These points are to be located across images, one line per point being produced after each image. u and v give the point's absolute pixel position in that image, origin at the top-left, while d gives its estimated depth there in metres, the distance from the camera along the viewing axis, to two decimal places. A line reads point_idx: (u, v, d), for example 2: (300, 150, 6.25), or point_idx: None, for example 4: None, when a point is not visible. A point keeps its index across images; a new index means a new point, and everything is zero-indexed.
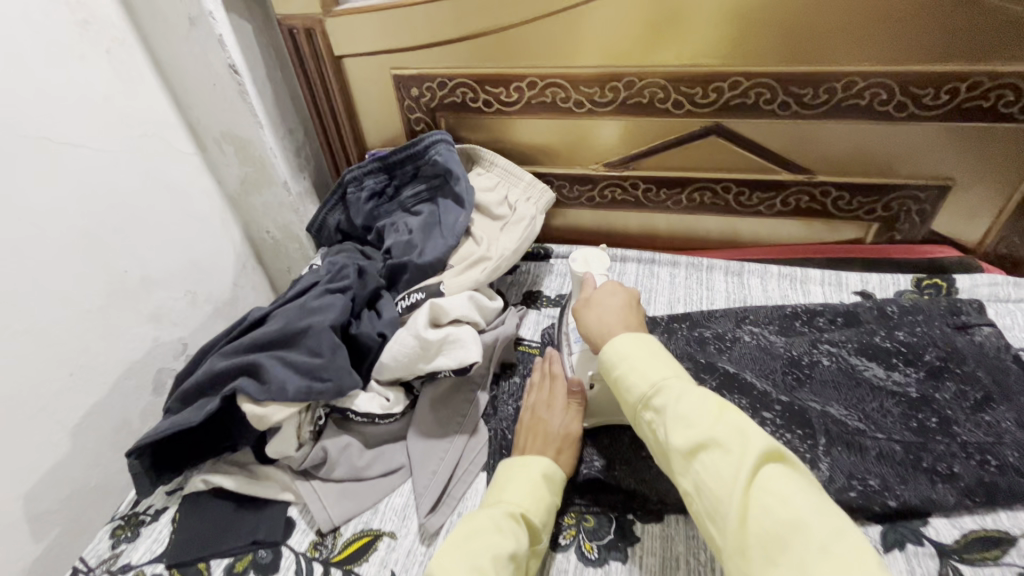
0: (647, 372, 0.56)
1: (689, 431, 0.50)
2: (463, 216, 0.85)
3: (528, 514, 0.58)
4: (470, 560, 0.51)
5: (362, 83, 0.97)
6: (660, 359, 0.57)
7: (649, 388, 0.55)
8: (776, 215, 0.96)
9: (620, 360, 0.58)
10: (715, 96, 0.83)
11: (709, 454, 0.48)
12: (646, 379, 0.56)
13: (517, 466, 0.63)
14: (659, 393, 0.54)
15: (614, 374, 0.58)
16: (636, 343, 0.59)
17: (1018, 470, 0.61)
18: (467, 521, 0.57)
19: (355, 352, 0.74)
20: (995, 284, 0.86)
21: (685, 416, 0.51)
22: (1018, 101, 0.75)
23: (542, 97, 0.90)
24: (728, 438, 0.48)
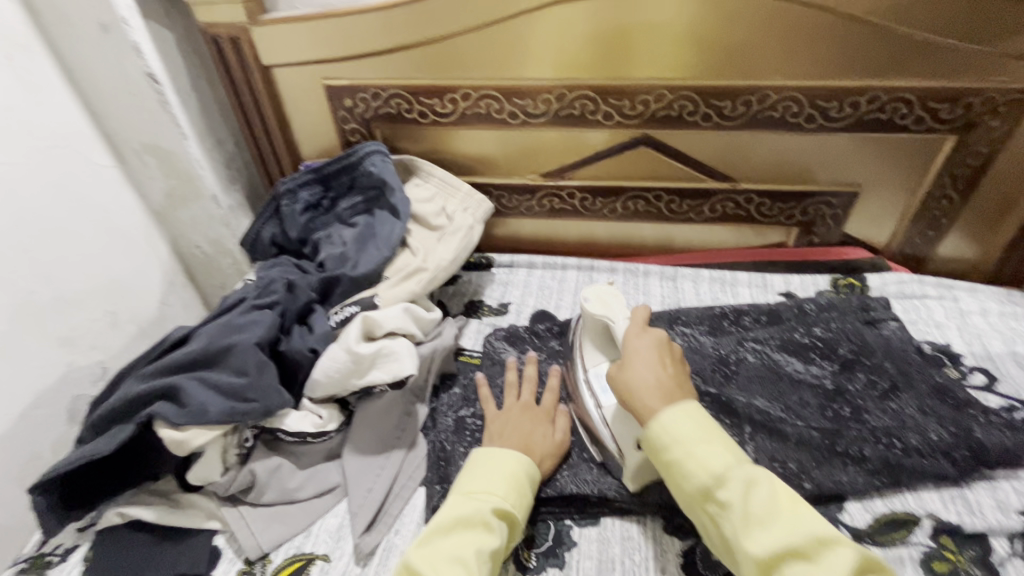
0: (712, 457, 0.54)
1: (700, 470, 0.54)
2: (398, 226, 0.84)
3: (512, 509, 0.58)
4: (456, 554, 0.52)
5: (294, 93, 0.95)
6: (715, 436, 0.56)
7: (713, 479, 0.53)
8: (706, 221, 1.00)
9: (676, 443, 0.56)
10: (641, 108, 0.87)
11: (724, 491, 0.52)
12: (709, 469, 0.54)
13: (500, 460, 0.62)
14: (677, 439, 0.56)
15: (670, 456, 0.56)
16: (688, 414, 0.57)
17: (919, 451, 0.66)
18: (450, 511, 0.57)
19: (285, 369, 0.72)
20: (902, 281, 0.94)
21: (695, 455, 0.55)
22: (910, 113, 0.82)
23: (476, 108, 0.91)
24: (795, 534, 0.48)
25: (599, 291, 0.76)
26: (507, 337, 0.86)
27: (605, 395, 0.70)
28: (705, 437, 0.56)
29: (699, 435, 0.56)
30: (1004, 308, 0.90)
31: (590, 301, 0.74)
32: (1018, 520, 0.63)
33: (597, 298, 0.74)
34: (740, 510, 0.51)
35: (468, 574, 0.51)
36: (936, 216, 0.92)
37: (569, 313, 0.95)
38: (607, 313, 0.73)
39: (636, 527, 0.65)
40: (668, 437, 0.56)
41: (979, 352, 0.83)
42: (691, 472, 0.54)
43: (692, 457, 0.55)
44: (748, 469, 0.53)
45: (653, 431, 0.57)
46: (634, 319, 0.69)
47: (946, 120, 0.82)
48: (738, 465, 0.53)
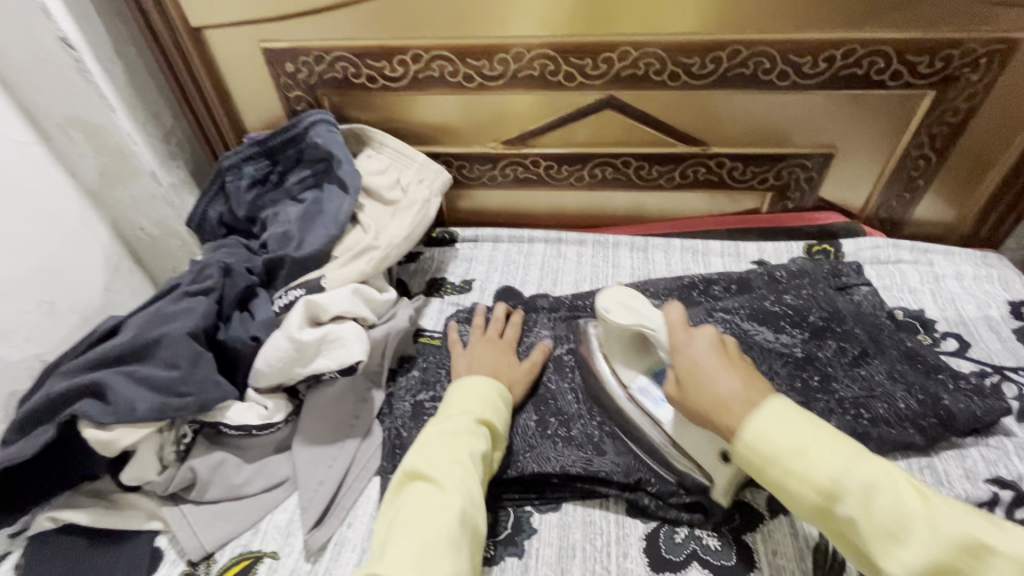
0: (818, 468, 0.44)
1: (905, 552, 0.41)
2: (347, 202, 0.79)
3: (491, 420, 0.59)
4: (451, 457, 0.53)
5: (231, 58, 0.88)
6: (823, 439, 0.45)
7: (823, 495, 0.44)
8: (676, 188, 0.96)
9: (772, 462, 0.46)
10: (605, 67, 0.81)
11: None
12: (818, 484, 0.44)
13: (472, 382, 0.62)
14: (845, 496, 0.43)
15: (768, 477, 0.46)
16: (771, 420, 0.47)
17: (886, 420, 0.64)
18: (434, 424, 0.57)
19: (225, 358, 0.67)
20: (876, 246, 0.91)
21: (894, 530, 0.42)
22: (888, 68, 0.77)
23: (428, 71, 0.84)
24: (946, 555, 0.40)
25: (615, 295, 0.63)
26: (468, 317, 0.82)
27: (660, 408, 0.62)
28: (895, 497, 0.42)
29: (870, 491, 0.43)
30: (979, 271, 0.88)
31: (612, 312, 0.62)
32: (985, 489, 0.62)
33: (617, 306, 0.62)
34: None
35: (466, 473, 0.52)
36: (913, 177, 0.89)
37: (535, 289, 0.91)
38: (639, 322, 0.60)
39: (599, 511, 0.63)
40: (761, 456, 0.47)
41: (952, 318, 0.81)
42: (796, 492, 0.45)
43: (792, 472, 0.45)
44: (858, 470, 0.43)
45: (790, 486, 0.45)
46: (669, 322, 0.58)
47: (925, 75, 0.77)
48: (847, 470, 0.44)
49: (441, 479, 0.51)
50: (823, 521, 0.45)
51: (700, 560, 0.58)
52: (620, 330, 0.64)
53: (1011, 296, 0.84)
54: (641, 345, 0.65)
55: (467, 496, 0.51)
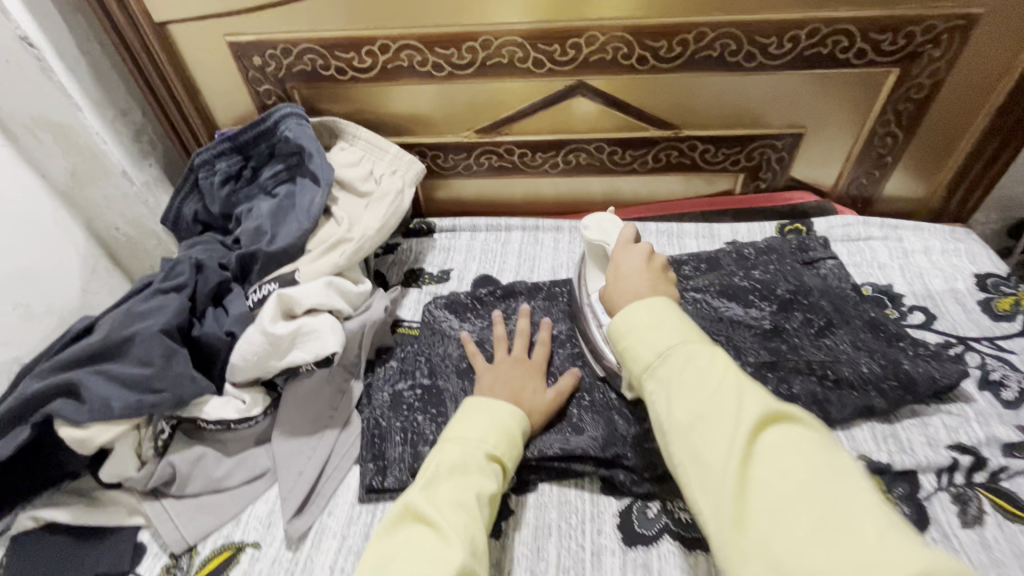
0: (656, 339, 0.49)
1: (693, 403, 0.45)
2: (319, 195, 0.78)
3: (503, 456, 0.58)
4: (458, 500, 0.51)
5: (198, 53, 0.87)
6: (670, 320, 0.50)
7: (656, 358, 0.48)
8: (650, 171, 0.96)
9: (629, 332, 0.50)
10: (573, 53, 0.81)
11: (712, 427, 0.43)
12: (654, 348, 0.48)
13: (492, 410, 0.61)
14: (667, 361, 0.47)
15: (621, 346, 0.51)
16: (642, 306, 0.51)
17: (850, 383, 0.66)
18: (443, 456, 0.55)
19: (200, 355, 0.68)
20: (847, 224, 0.92)
21: (692, 387, 0.45)
22: (851, 46, 0.78)
23: (397, 61, 0.84)
24: (728, 406, 0.44)
25: (599, 218, 0.72)
26: (447, 305, 0.83)
27: (604, 314, 0.70)
28: (709, 369, 0.46)
29: (690, 360, 0.47)
30: (947, 246, 0.89)
31: (590, 229, 0.71)
32: (946, 456, 0.64)
33: (595, 225, 0.71)
34: (731, 453, 0.42)
35: (470, 517, 0.51)
36: (881, 155, 0.90)
37: (513, 276, 0.91)
38: (608, 240, 0.69)
39: (574, 491, 0.64)
40: (625, 329, 0.51)
41: (920, 291, 0.83)
42: (636, 356, 0.49)
43: (643, 342, 0.49)
44: (691, 344, 0.48)
45: (634, 353, 0.49)
46: (620, 238, 0.65)
47: (887, 53, 0.78)
48: (682, 343, 0.48)
49: (444, 522, 0.49)
50: (642, 385, 0.49)
51: (673, 534, 0.60)
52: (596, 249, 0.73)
53: (977, 269, 0.86)
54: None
55: (468, 546, 0.48)
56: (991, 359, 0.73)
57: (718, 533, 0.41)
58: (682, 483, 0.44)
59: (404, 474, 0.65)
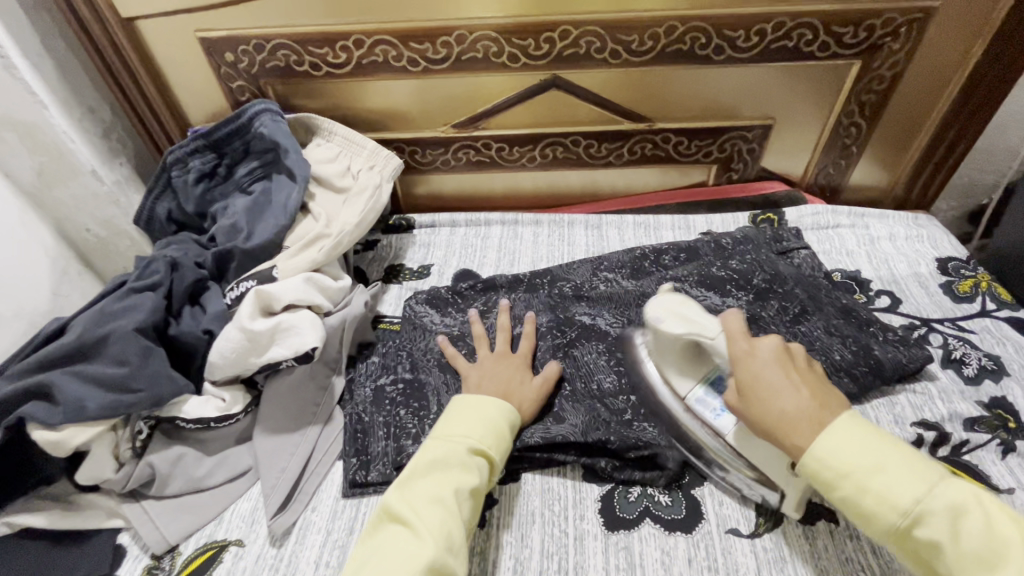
0: (896, 489, 0.44)
1: (895, 509, 0.43)
2: (296, 192, 0.78)
3: (488, 450, 0.58)
4: (434, 496, 0.53)
5: (168, 50, 0.85)
6: (900, 466, 0.44)
7: (905, 517, 0.43)
8: (626, 164, 0.98)
9: (842, 477, 0.45)
10: (547, 47, 0.82)
11: (926, 525, 0.42)
12: (898, 503, 0.43)
13: (477, 406, 0.61)
14: (927, 517, 0.42)
15: (839, 493, 0.46)
16: (844, 435, 0.46)
17: (824, 370, 0.68)
18: (424, 454, 0.57)
19: (177, 354, 0.67)
20: (816, 213, 0.95)
21: (886, 491, 0.44)
22: (816, 39, 0.80)
23: (372, 56, 0.84)
24: None
25: (667, 305, 0.61)
26: (428, 299, 0.83)
27: (721, 419, 0.59)
28: (871, 447, 0.46)
29: (879, 468, 0.45)
30: (910, 232, 0.93)
31: (663, 322, 0.60)
32: (911, 432, 0.66)
33: (669, 316, 0.59)
34: (958, 551, 0.41)
35: (447, 512, 0.52)
36: (847, 145, 0.93)
37: (493, 270, 0.92)
38: (694, 333, 0.58)
39: (556, 478, 0.65)
40: (835, 472, 0.46)
41: (885, 276, 0.86)
42: (874, 513, 0.44)
43: (869, 491, 0.44)
44: (942, 492, 0.43)
45: (815, 465, 0.47)
46: (729, 333, 0.56)
47: (850, 45, 0.81)
48: (929, 493, 0.43)
49: (417, 522, 0.51)
50: (901, 543, 0.44)
51: (653, 516, 0.61)
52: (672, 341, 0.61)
53: (939, 254, 0.89)
54: (698, 355, 0.63)
55: (443, 541, 0.50)
56: (952, 339, 0.77)
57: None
58: None
59: (387, 468, 0.65)
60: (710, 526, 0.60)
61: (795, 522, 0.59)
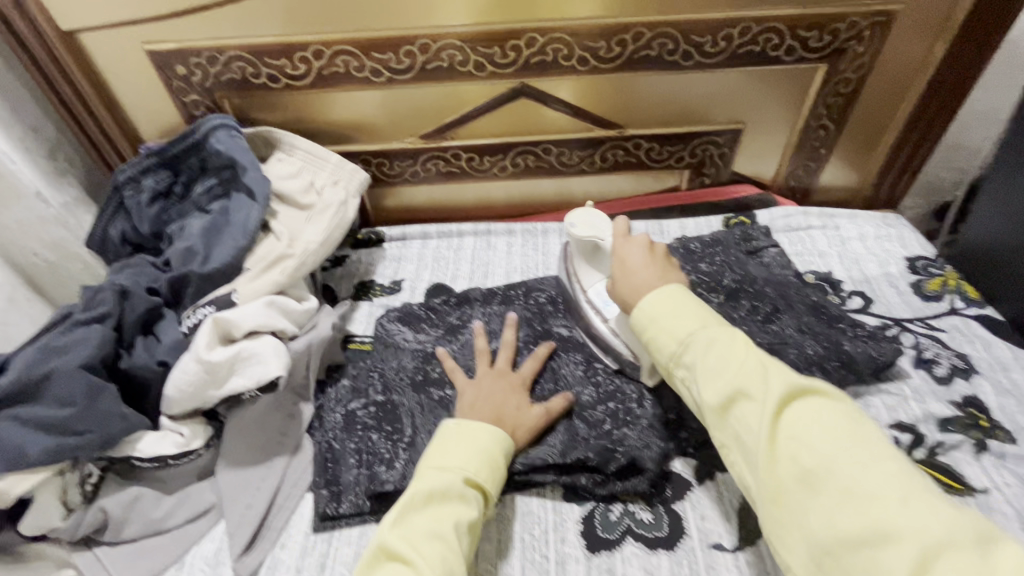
0: (677, 327, 0.53)
1: (718, 384, 0.48)
2: (256, 210, 0.75)
3: (484, 479, 0.56)
4: (434, 532, 0.50)
5: (115, 63, 0.81)
6: (686, 312, 0.54)
7: (679, 346, 0.52)
8: (598, 172, 0.97)
9: (648, 321, 0.55)
10: (514, 55, 0.80)
11: (742, 404, 0.47)
12: (676, 336, 0.53)
13: (473, 433, 0.59)
14: (691, 346, 0.52)
15: (646, 333, 0.55)
16: (665, 295, 0.55)
17: (795, 363, 0.68)
18: (420, 485, 0.54)
19: (131, 389, 0.63)
20: (788, 215, 0.95)
21: (715, 369, 0.49)
22: (782, 44, 0.80)
23: (333, 68, 0.81)
24: (750, 384, 0.47)
25: (583, 214, 0.70)
26: (400, 317, 0.80)
27: (608, 308, 0.70)
28: (676, 304, 0.55)
29: (672, 314, 0.54)
30: (880, 231, 0.94)
31: (576, 227, 0.69)
32: (888, 435, 0.66)
33: (581, 223, 0.69)
34: (761, 432, 0.45)
35: (447, 549, 0.50)
36: (816, 147, 0.93)
37: (466, 283, 0.90)
38: (595, 235, 0.68)
39: (536, 499, 0.63)
40: (646, 318, 0.55)
41: (857, 277, 0.87)
42: (660, 344, 0.54)
43: (660, 327, 0.54)
44: (709, 330, 0.52)
45: (658, 341, 0.54)
46: (616, 234, 0.67)
47: (815, 49, 0.81)
48: (700, 329, 0.52)
49: (418, 560, 0.48)
50: (675, 373, 0.53)
51: (635, 535, 0.60)
52: (584, 245, 0.71)
53: (908, 253, 0.90)
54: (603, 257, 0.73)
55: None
56: (923, 339, 0.77)
57: (763, 502, 0.44)
58: (732, 463, 0.48)
59: (361, 499, 0.62)
60: (693, 543, 0.59)
61: None
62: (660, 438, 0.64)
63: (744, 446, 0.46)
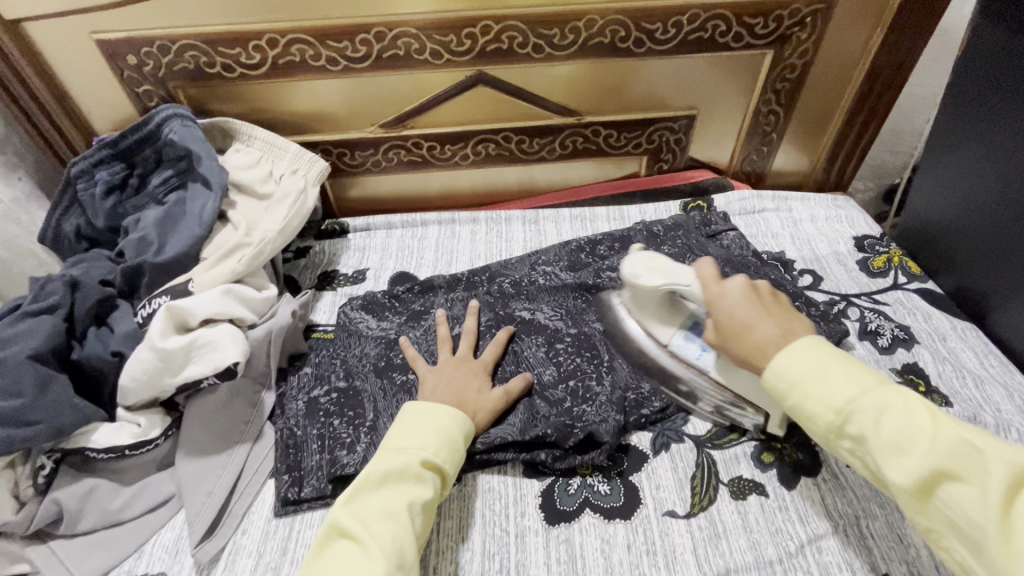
0: (832, 392, 0.47)
1: (912, 463, 0.43)
2: (211, 200, 0.74)
3: (442, 460, 0.57)
4: (386, 512, 0.51)
5: (62, 54, 0.79)
6: (838, 373, 0.48)
7: (838, 416, 0.47)
8: (559, 159, 0.98)
9: (793, 388, 0.49)
10: (469, 43, 0.81)
11: (950, 485, 0.42)
12: (831, 403, 0.47)
13: (435, 415, 0.60)
14: (856, 415, 0.46)
15: (789, 401, 0.50)
16: (794, 351, 0.50)
17: None
18: (378, 465, 0.55)
19: (84, 380, 0.62)
20: (744, 197, 0.98)
21: (896, 442, 0.44)
22: (729, 30, 0.83)
23: (288, 56, 0.81)
24: (957, 465, 0.41)
25: (643, 262, 0.67)
26: (364, 305, 0.81)
27: (704, 357, 0.65)
28: (820, 362, 0.49)
29: (821, 377, 0.48)
30: (830, 213, 0.97)
31: (642, 276, 0.66)
32: None
33: (646, 270, 0.65)
34: (986, 523, 0.39)
35: (400, 528, 0.51)
36: (767, 132, 0.97)
37: (431, 271, 0.91)
38: (670, 282, 0.63)
39: (497, 477, 0.64)
40: (784, 383, 0.50)
41: (808, 256, 0.90)
42: (813, 414, 0.48)
43: (810, 394, 0.48)
44: (874, 394, 0.46)
45: (808, 408, 0.48)
46: (702, 278, 0.60)
47: (762, 35, 0.84)
48: (862, 393, 0.46)
49: (368, 538, 0.49)
50: (838, 442, 0.48)
51: (592, 506, 0.62)
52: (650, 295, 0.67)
53: (856, 232, 0.94)
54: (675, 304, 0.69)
55: (395, 558, 0.49)
56: (868, 312, 0.81)
57: None
58: (944, 547, 0.43)
59: (322, 482, 0.63)
60: (648, 511, 0.61)
61: (728, 499, 0.61)
62: (618, 412, 0.66)
63: (964, 535, 0.41)
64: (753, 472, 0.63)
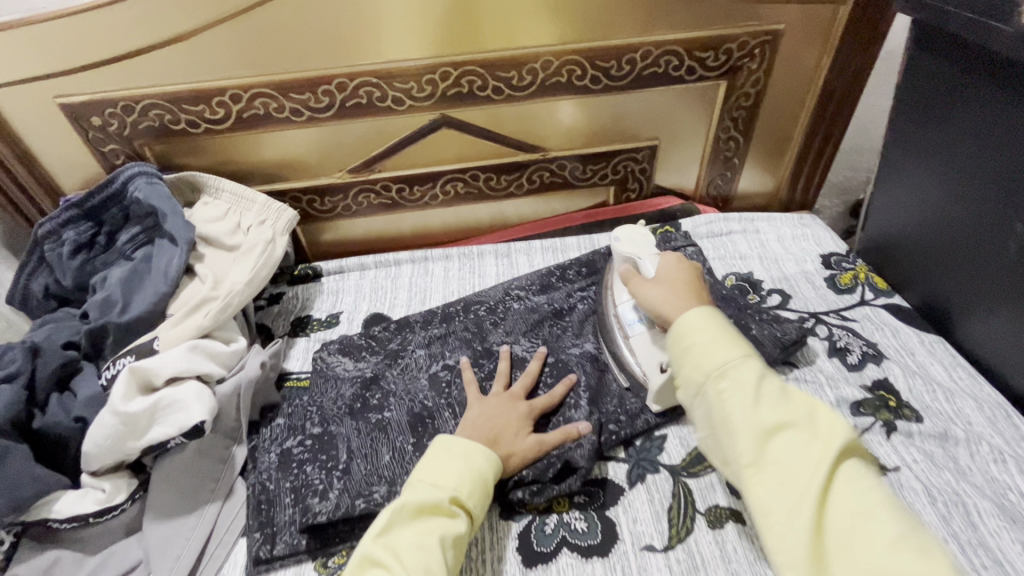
0: (727, 347, 0.52)
1: (769, 415, 0.48)
2: (177, 257, 0.74)
3: (471, 495, 0.56)
4: (418, 543, 0.51)
5: (26, 119, 0.80)
6: (733, 338, 0.53)
7: (723, 364, 0.51)
8: (528, 193, 1.00)
9: (693, 334, 0.54)
10: (430, 88, 0.83)
11: (789, 438, 0.47)
12: (721, 353, 0.52)
13: (467, 448, 0.59)
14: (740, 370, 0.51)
15: (688, 343, 0.54)
16: (706, 314, 0.55)
17: None
18: (411, 497, 0.54)
19: (46, 449, 0.61)
20: (710, 222, 0.99)
21: (762, 400, 0.49)
22: (681, 64, 0.85)
23: (252, 110, 0.82)
24: (803, 425, 0.48)
25: (629, 231, 0.75)
26: (341, 348, 0.80)
27: (633, 327, 0.71)
28: (721, 325, 0.54)
29: (720, 334, 0.53)
30: (796, 231, 0.99)
31: (620, 241, 0.74)
32: None
33: (626, 237, 0.74)
34: (812, 472, 0.45)
35: (431, 559, 0.50)
36: (728, 157, 0.99)
37: (404, 311, 0.91)
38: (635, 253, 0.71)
39: None
40: (690, 331, 0.54)
41: (776, 276, 0.92)
42: (705, 357, 0.52)
43: (707, 343, 0.53)
44: (755, 359, 0.52)
45: (701, 353, 0.52)
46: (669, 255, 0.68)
47: (713, 68, 0.87)
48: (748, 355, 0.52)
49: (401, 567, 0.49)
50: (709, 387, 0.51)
51: (570, 545, 0.61)
52: (623, 261, 0.75)
53: (822, 250, 0.96)
54: None
55: None
56: (837, 329, 0.82)
57: (792, 548, 0.44)
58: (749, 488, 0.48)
59: (295, 537, 0.62)
60: (626, 547, 0.60)
61: (706, 529, 0.61)
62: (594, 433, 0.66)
63: (783, 478, 0.46)
64: (730, 500, 0.63)
